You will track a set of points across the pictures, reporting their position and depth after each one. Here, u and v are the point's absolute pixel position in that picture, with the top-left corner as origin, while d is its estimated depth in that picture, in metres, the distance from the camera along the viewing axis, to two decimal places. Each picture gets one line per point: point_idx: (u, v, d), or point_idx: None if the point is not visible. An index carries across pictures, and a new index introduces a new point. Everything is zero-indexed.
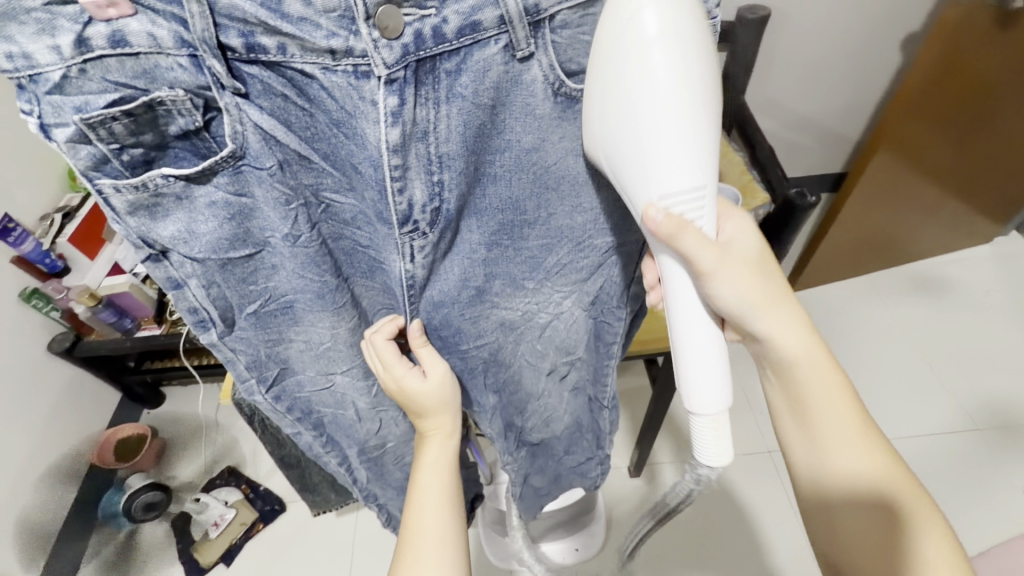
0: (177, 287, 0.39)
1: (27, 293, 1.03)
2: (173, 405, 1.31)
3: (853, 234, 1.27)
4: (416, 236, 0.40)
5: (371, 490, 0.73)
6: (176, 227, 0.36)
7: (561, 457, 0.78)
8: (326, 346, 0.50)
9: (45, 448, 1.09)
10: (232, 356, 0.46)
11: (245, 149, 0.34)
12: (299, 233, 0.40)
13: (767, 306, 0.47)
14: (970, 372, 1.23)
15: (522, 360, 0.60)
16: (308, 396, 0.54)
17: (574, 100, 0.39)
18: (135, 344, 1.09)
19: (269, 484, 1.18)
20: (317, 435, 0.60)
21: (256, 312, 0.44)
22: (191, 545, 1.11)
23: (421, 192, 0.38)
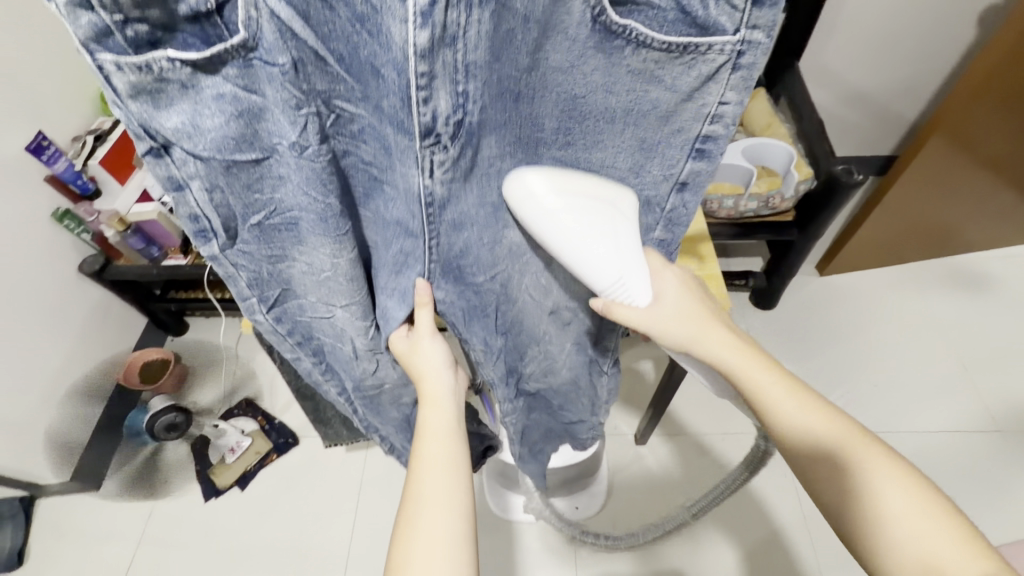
0: (178, 188, 0.36)
1: (59, 213, 1.06)
2: (195, 334, 1.35)
3: (895, 219, 1.21)
4: (436, 150, 0.36)
5: (370, 422, 0.73)
6: (179, 118, 0.32)
7: (557, 411, 0.77)
8: (327, 275, 0.47)
9: (74, 364, 1.14)
10: (233, 272, 0.45)
11: (257, 39, 0.30)
12: (308, 144, 0.36)
13: (693, 326, 0.51)
14: (1000, 372, 1.19)
15: (526, 297, 0.56)
16: (308, 321, 0.53)
17: (612, 35, 0.34)
18: (161, 273, 1.12)
19: (285, 418, 1.22)
20: (317, 361, 0.60)
21: (260, 225, 0.41)
22: (209, 467, 1.16)
23: (445, 104, 0.34)
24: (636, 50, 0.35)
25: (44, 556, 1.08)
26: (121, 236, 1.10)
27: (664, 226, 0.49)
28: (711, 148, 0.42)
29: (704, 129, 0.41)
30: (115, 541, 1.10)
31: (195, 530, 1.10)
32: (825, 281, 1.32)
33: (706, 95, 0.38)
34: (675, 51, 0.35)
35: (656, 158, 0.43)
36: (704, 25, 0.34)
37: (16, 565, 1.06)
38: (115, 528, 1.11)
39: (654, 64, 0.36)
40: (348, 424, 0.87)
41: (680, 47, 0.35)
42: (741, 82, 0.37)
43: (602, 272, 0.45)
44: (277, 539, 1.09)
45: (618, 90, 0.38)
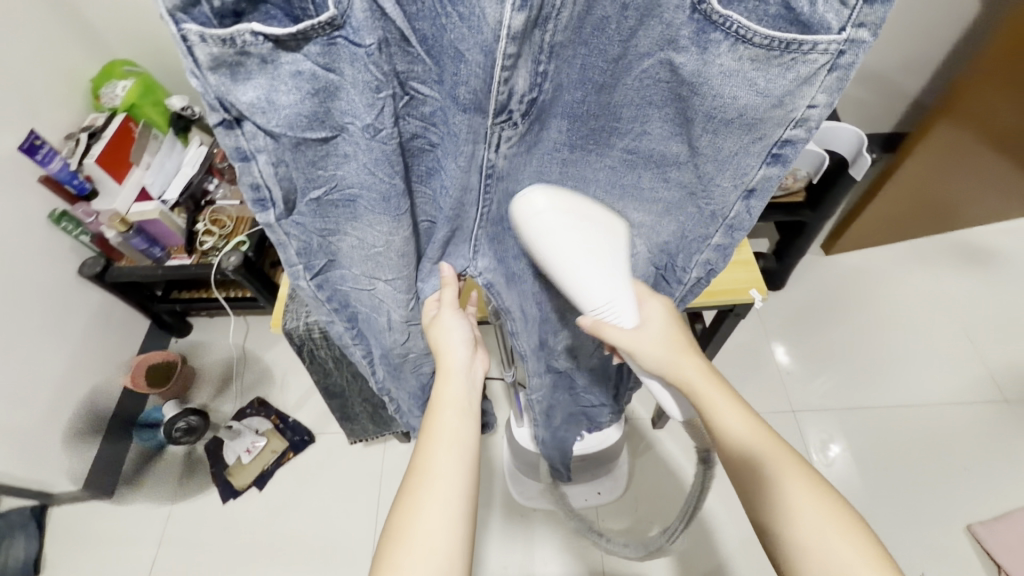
0: (244, 160, 0.34)
1: (56, 215, 1.02)
2: (201, 335, 1.32)
3: (903, 198, 1.22)
4: (506, 126, 0.36)
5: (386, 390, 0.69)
6: (255, 93, 0.31)
7: (577, 392, 0.78)
8: (378, 251, 0.45)
9: (80, 369, 1.11)
10: (284, 240, 0.42)
11: (347, 16, 0.29)
12: (382, 126, 0.35)
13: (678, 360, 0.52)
14: (1005, 343, 1.22)
15: None
16: (348, 291, 0.51)
17: (710, 25, 0.32)
18: (166, 274, 1.09)
19: (299, 416, 1.21)
20: (349, 327, 0.56)
21: (319, 199, 0.40)
22: (225, 469, 1.14)
23: (524, 83, 0.34)
24: (733, 46, 0.33)
25: (61, 565, 1.06)
26: (122, 236, 1.06)
27: (722, 231, 0.48)
28: (788, 153, 0.40)
29: (786, 133, 0.39)
30: (134, 546, 1.08)
31: (214, 532, 1.09)
32: (831, 260, 1.34)
33: (797, 98, 0.36)
34: (777, 48, 0.33)
35: (728, 167, 0.42)
36: (806, 23, 0.32)
37: None
38: (132, 533, 1.09)
39: (749, 63, 0.34)
40: (375, 418, 0.86)
41: (781, 44, 0.33)
42: (835, 84, 0.35)
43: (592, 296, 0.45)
44: (299, 537, 1.08)
45: (704, 91, 0.36)
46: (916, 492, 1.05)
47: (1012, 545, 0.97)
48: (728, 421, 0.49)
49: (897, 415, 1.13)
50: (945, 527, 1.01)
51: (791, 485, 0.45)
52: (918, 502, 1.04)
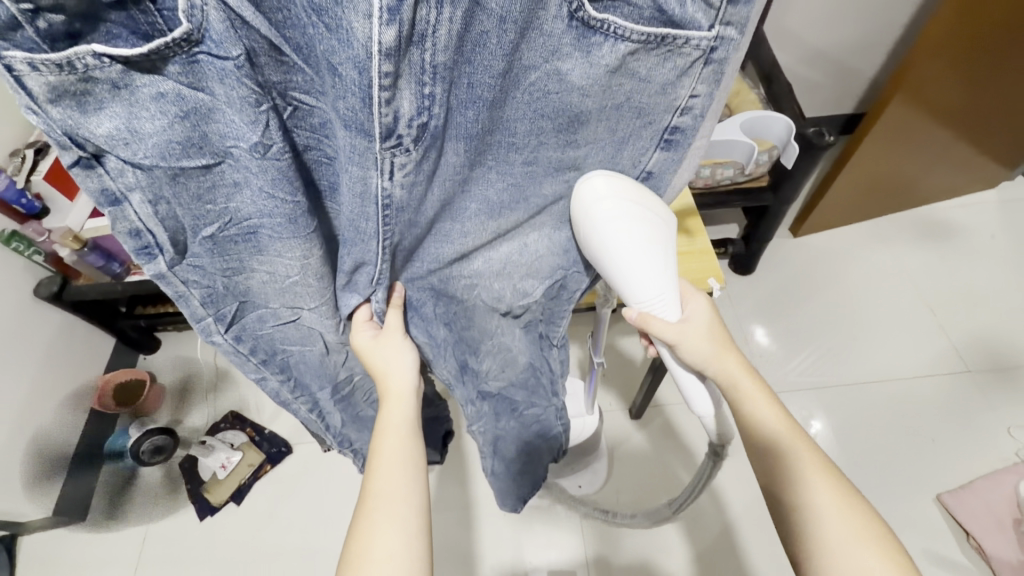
0: (116, 203, 0.33)
1: (5, 235, 0.98)
2: (170, 351, 1.29)
3: (863, 175, 1.23)
4: (398, 152, 0.33)
5: (345, 436, 0.70)
6: (112, 123, 0.29)
7: (521, 411, 0.72)
8: (292, 280, 0.45)
9: (44, 392, 1.08)
10: (184, 290, 0.42)
11: (203, 31, 0.27)
12: (271, 143, 0.33)
13: (716, 361, 0.51)
14: (966, 314, 1.25)
15: (479, 300, 0.56)
16: (269, 333, 0.51)
17: (591, 31, 0.33)
18: (127, 288, 1.06)
19: (274, 426, 1.19)
20: (284, 379, 0.56)
21: (213, 236, 0.39)
22: (201, 485, 1.12)
23: (409, 104, 0.31)
24: (615, 45, 0.34)
25: None
26: (77, 254, 1.03)
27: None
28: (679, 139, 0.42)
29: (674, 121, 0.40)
30: (111, 569, 1.06)
31: (194, 550, 1.07)
32: (800, 242, 1.35)
33: (678, 89, 0.38)
34: (653, 42, 0.34)
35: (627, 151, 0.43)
36: (679, 23, 0.33)
37: None
38: (109, 556, 1.07)
39: (630, 57, 0.35)
40: None
41: (658, 38, 0.34)
42: (712, 76, 0.37)
43: (641, 287, 0.46)
44: (281, 549, 1.07)
45: (593, 91, 0.36)
46: (888, 463, 1.08)
47: (979, 510, 1.00)
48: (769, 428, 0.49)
49: (869, 390, 1.16)
50: (917, 495, 1.04)
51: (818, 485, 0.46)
52: (893, 473, 1.07)
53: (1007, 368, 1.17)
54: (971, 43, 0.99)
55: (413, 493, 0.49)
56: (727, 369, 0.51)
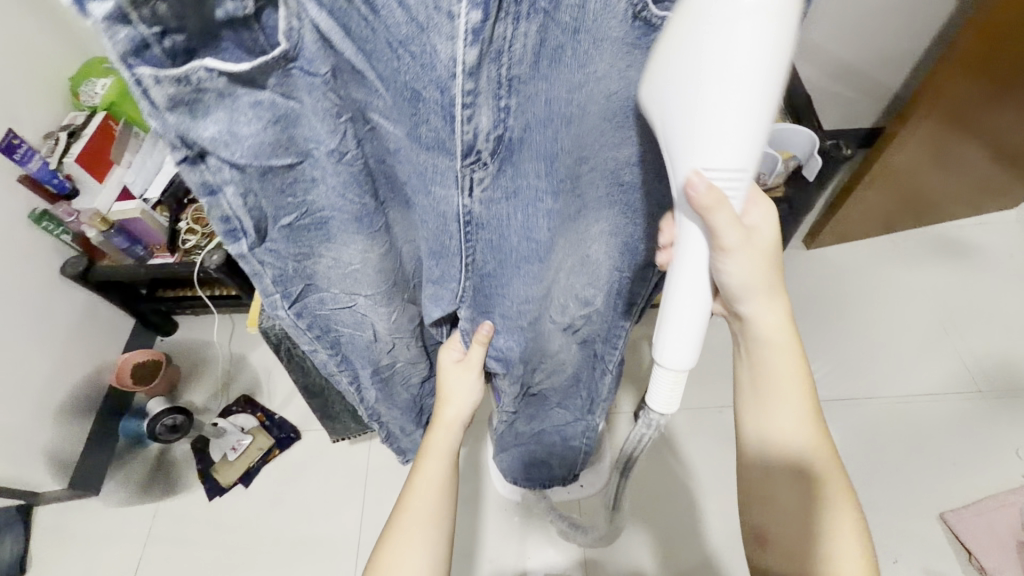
0: (212, 194, 0.35)
1: (37, 214, 1.03)
2: (186, 333, 1.32)
3: (883, 191, 1.23)
4: (477, 167, 0.35)
5: (377, 409, 0.71)
6: (216, 128, 0.31)
7: (552, 408, 0.77)
8: (355, 267, 0.46)
9: (67, 368, 1.11)
10: (259, 269, 0.43)
11: (299, 48, 0.29)
12: (347, 149, 0.36)
13: (762, 295, 0.48)
14: (978, 334, 1.24)
15: (549, 322, 0.58)
16: (327, 314, 0.51)
17: (651, 27, 0.34)
18: (148, 272, 1.10)
19: (285, 412, 1.21)
20: (333, 353, 0.57)
21: (291, 224, 0.40)
22: (212, 465, 1.15)
23: (487, 120, 0.33)
24: None
25: (48, 561, 1.07)
26: (104, 235, 1.06)
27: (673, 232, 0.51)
28: None
29: None
30: (122, 543, 1.09)
31: (201, 529, 1.10)
32: (813, 255, 1.36)
33: None
34: None
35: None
36: None
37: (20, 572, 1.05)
38: (122, 529, 1.10)
39: None
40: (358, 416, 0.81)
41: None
42: None
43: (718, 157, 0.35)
44: (286, 531, 1.09)
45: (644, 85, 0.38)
46: (893, 480, 1.07)
47: (980, 530, 1.00)
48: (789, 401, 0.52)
49: (877, 406, 1.15)
50: (919, 512, 1.04)
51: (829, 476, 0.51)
52: (895, 489, 1.06)
53: (1017, 389, 1.16)
54: (1000, 59, 0.99)
55: (442, 516, 0.54)
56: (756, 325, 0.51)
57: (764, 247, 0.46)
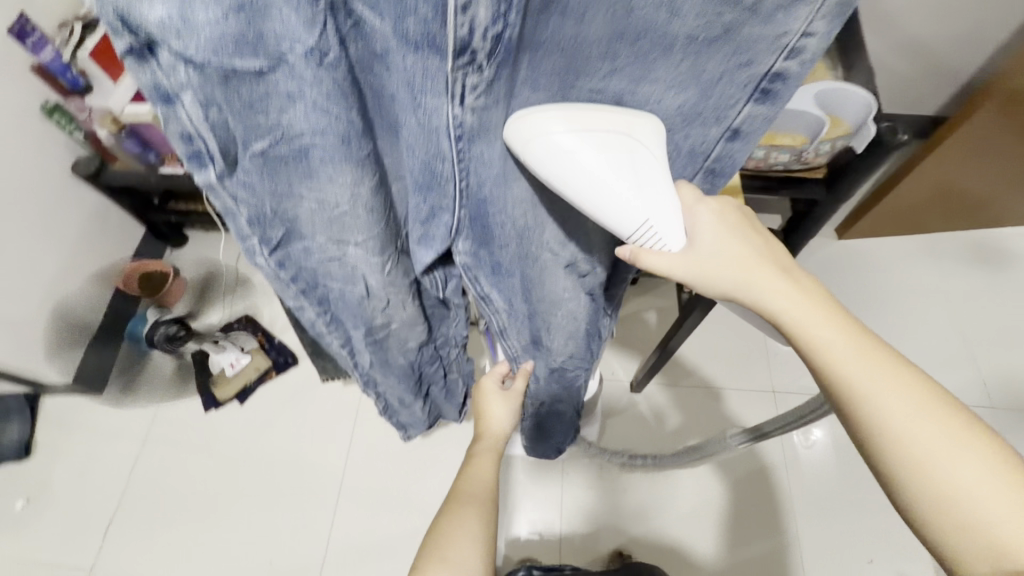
0: (168, 102, 0.29)
1: (50, 107, 1.01)
2: (196, 247, 1.34)
3: (924, 187, 1.16)
4: (470, 72, 0.30)
5: (372, 376, 0.66)
6: (164, 8, 0.25)
7: (556, 364, 0.68)
8: (342, 211, 0.39)
9: (74, 267, 1.12)
10: (231, 206, 0.37)
11: None
12: (328, 50, 0.28)
13: (750, 280, 0.43)
14: (1001, 348, 1.18)
15: (546, 253, 0.49)
16: (314, 266, 0.45)
17: None
18: (160, 181, 1.09)
19: (285, 337, 1.22)
20: (322, 311, 0.52)
21: (264, 153, 0.33)
22: (210, 379, 1.17)
23: (486, 14, 0.27)
24: None
25: (51, 449, 1.12)
26: (116, 137, 1.05)
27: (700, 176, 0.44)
28: (778, 90, 0.37)
29: (777, 67, 0.35)
30: (119, 441, 1.12)
31: (194, 439, 1.12)
32: (840, 246, 1.30)
33: (790, 21, 0.32)
34: None
35: (712, 100, 0.37)
36: None
37: (26, 455, 1.11)
38: (120, 429, 1.14)
39: None
40: None
41: None
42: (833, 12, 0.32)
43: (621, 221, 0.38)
44: (273, 454, 1.10)
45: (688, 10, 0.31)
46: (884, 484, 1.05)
47: None
48: (854, 371, 0.41)
49: None
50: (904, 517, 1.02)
51: (952, 461, 0.37)
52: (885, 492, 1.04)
53: None
54: None
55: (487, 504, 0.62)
56: (773, 311, 0.43)
57: (725, 250, 0.43)
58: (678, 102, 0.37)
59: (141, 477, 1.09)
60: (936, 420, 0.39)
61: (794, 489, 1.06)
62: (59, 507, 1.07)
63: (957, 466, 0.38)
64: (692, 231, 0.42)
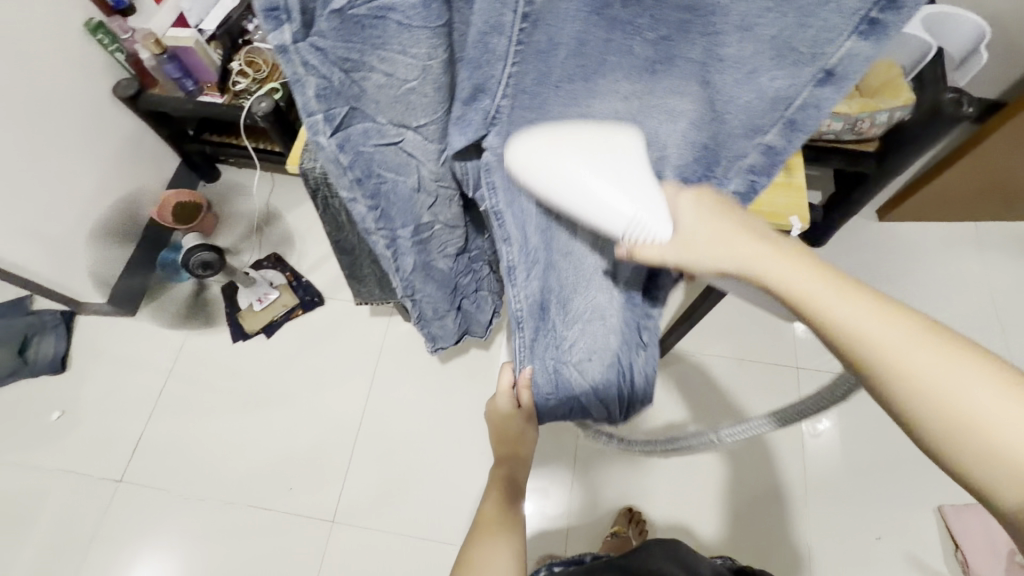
0: None
1: (94, 25, 1.00)
2: (227, 182, 1.33)
3: (985, 172, 1.10)
4: None
5: (412, 284, 0.63)
6: None
7: (575, 365, 0.61)
8: (410, 86, 0.37)
9: (109, 190, 1.13)
10: (300, 76, 0.35)
11: None
12: None
13: (740, 253, 0.38)
14: None
15: None
16: (372, 152, 0.44)
17: None
18: (197, 109, 1.08)
19: (311, 277, 1.23)
20: (372, 208, 0.50)
21: (341, 12, 0.32)
22: (238, 312, 1.19)
23: None
24: None
25: (84, 366, 1.16)
26: (156, 61, 1.04)
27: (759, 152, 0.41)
28: (889, 22, 0.32)
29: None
30: (149, 364, 1.16)
31: (219, 368, 1.15)
32: (881, 228, 1.26)
33: None
34: None
35: (808, 32, 0.33)
36: None
37: (61, 369, 1.15)
38: (149, 352, 1.17)
39: None
40: (382, 284, 0.83)
41: None
42: None
43: (611, 212, 0.36)
44: (295, 388, 1.13)
45: None
46: (902, 467, 1.03)
47: (978, 531, 0.97)
48: (844, 315, 0.34)
49: None
50: (919, 501, 1.01)
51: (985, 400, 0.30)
52: (902, 476, 1.03)
53: None
54: None
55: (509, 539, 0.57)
56: (763, 265, 0.38)
57: (708, 240, 0.39)
58: (771, 33, 0.33)
59: (168, 399, 1.13)
60: (955, 358, 0.32)
61: (809, 462, 1.05)
62: (92, 420, 1.11)
63: (968, 392, 0.31)
64: (676, 220, 0.39)
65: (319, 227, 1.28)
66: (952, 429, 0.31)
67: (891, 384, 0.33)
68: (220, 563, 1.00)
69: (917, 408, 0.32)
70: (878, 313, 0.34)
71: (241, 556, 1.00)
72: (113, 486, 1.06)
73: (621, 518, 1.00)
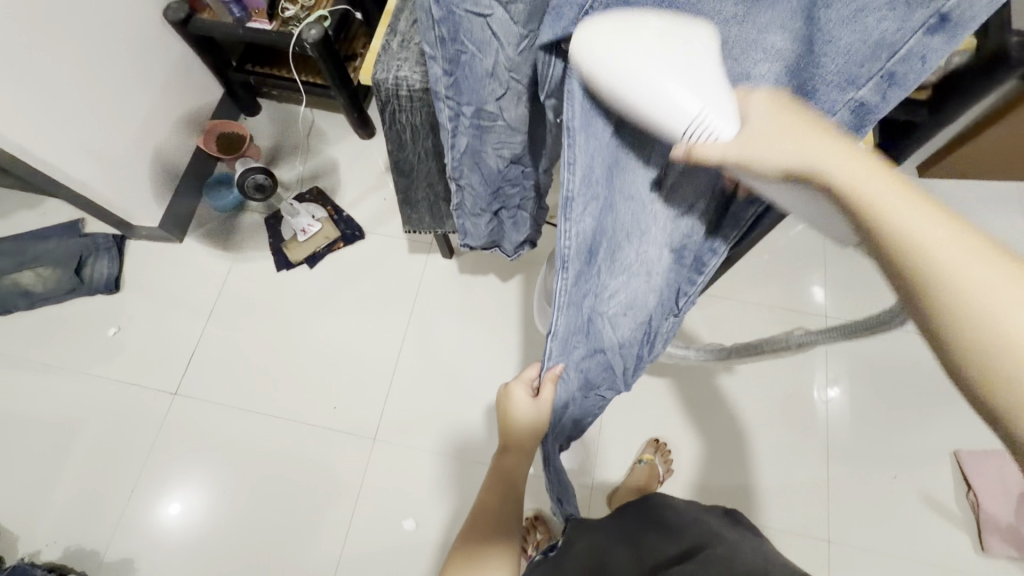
0: None
1: None
2: (269, 116, 1.35)
3: None
4: None
5: (460, 168, 0.63)
6: None
7: (605, 324, 0.54)
8: None
9: (161, 116, 1.14)
10: None
11: None
12: None
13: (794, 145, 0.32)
14: None
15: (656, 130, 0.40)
16: (461, 16, 0.46)
17: None
18: (246, 36, 1.08)
19: (352, 211, 1.26)
20: (447, 72, 0.51)
21: None
22: (282, 243, 1.23)
23: None
24: None
25: (138, 288, 1.21)
26: None
27: (850, 109, 0.36)
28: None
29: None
30: (200, 288, 1.21)
31: (266, 294, 1.20)
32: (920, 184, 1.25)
33: None
34: None
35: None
36: None
37: (115, 291, 1.20)
38: (199, 278, 1.22)
39: None
40: (435, 209, 0.85)
41: None
42: None
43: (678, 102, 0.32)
44: (338, 316, 1.18)
45: None
46: (923, 413, 1.07)
47: (992, 475, 1.01)
48: (915, 218, 0.28)
49: None
50: (936, 446, 1.05)
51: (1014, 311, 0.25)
52: (922, 422, 1.07)
53: None
54: None
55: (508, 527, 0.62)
56: (821, 169, 0.31)
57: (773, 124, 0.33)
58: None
59: (219, 322, 1.18)
60: (987, 265, 0.26)
61: (833, 406, 1.09)
62: (147, 339, 1.17)
63: (1011, 303, 0.25)
64: (744, 115, 0.33)
65: (358, 163, 1.30)
66: (994, 370, 0.25)
67: (942, 301, 0.27)
68: (270, 471, 1.07)
69: (958, 332, 0.26)
70: (959, 232, 0.27)
71: (290, 466, 1.07)
72: (170, 399, 1.13)
73: (649, 446, 1.07)
